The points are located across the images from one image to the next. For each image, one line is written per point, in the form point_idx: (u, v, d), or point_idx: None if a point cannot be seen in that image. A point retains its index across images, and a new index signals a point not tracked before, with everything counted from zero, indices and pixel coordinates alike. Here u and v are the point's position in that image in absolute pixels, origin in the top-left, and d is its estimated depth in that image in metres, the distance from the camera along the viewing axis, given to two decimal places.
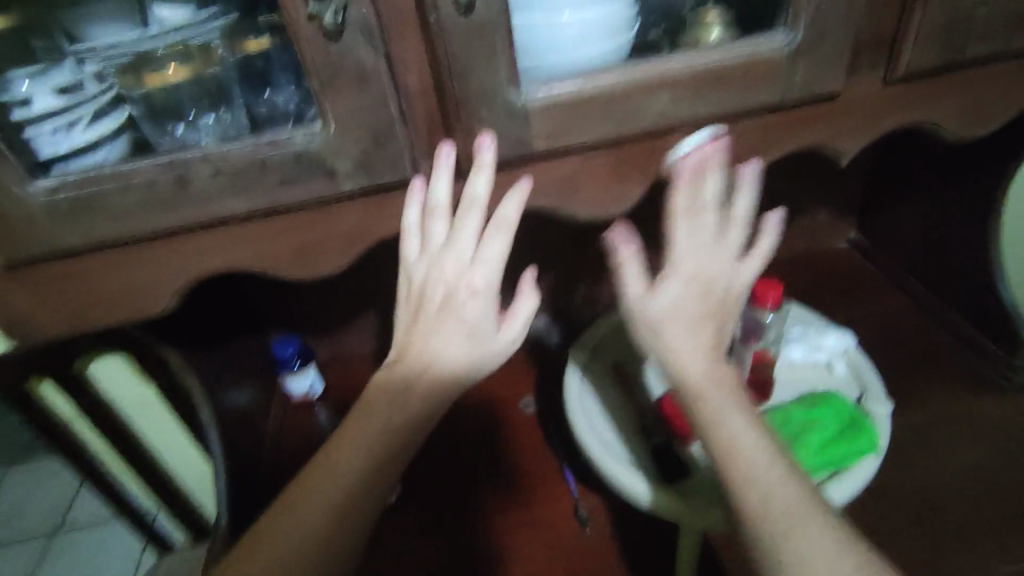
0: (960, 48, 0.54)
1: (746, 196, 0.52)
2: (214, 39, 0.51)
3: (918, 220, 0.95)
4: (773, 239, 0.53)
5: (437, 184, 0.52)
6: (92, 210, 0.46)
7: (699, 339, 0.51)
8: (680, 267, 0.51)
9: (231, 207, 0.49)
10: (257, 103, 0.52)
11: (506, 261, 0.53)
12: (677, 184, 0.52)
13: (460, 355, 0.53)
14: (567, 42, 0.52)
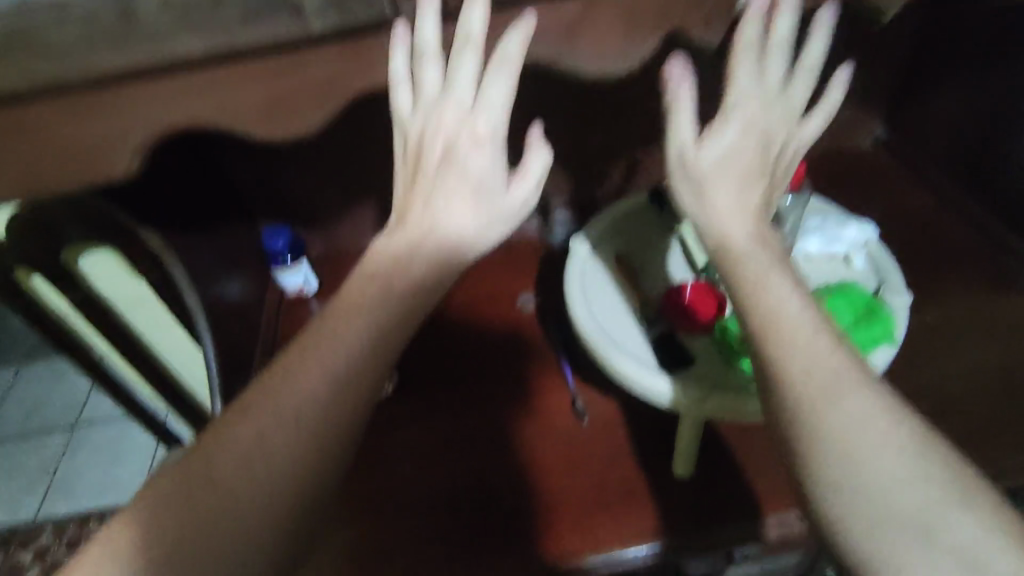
0: None
1: (825, 34, 0.50)
2: None
3: (959, 105, 0.88)
4: (839, 92, 0.53)
5: (425, 20, 0.45)
6: (31, 43, 0.45)
7: (745, 195, 0.50)
8: (736, 119, 0.50)
9: (186, 45, 0.46)
10: None
11: (512, 107, 0.46)
12: (744, 17, 0.49)
13: (465, 216, 0.46)
14: None
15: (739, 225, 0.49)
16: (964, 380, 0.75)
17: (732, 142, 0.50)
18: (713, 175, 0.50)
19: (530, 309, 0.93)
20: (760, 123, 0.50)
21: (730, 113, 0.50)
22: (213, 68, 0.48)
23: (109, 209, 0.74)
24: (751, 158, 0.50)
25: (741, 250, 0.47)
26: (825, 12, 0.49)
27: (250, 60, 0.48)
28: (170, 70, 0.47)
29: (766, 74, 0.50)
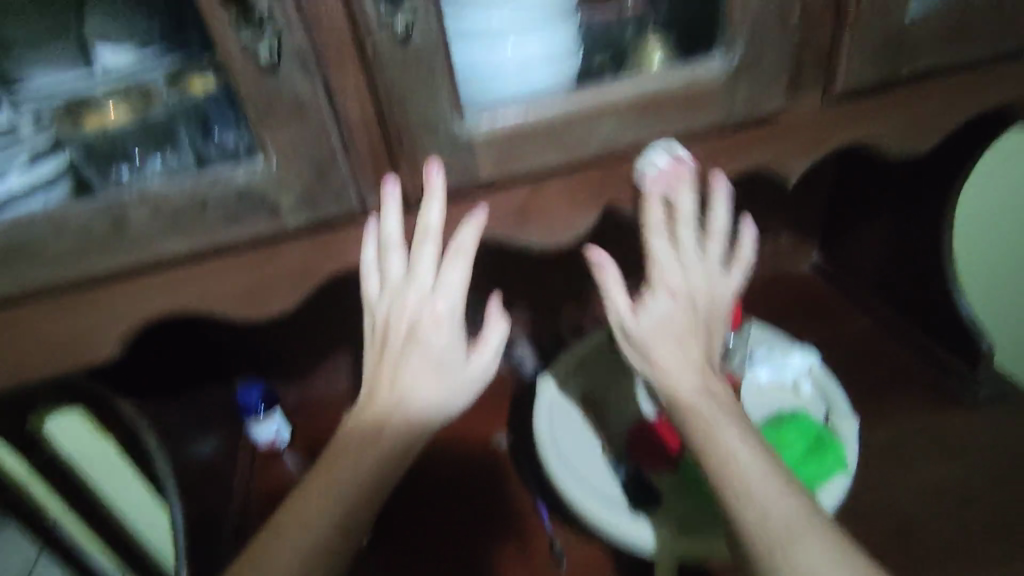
0: (893, 65, 0.56)
1: (723, 202, 0.57)
2: (154, 79, 0.55)
3: (878, 237, 0.98)
4: (750, 249, 0.60)
5: (388, 217, 0.51)
6: (28, 255, 0.49)
7: (685, 354, 0.55)
8: (663, 289, 0.56)
9: (174, 247, 0.51)
10: (203, 143, 0.56)
11: (468, 287, 0.52)
12: (647, 203, 0.56)
13: (431, 388, 0.51)
14: (511, 74, 0.53)
15: (687, 381, 0.53)
16: (917, 496, 0.78)
17: (663, 309, 0.56)
18: (653, 342, 0.55)
19: (505, 447, 0.92)
20: (684, 290, 0.56)
21: (656, 286, 0.56)
22: (200, 261, 0.53)
23: (84, 386, 0.74)
24: (683, 320, 0.56)
25: (691, 403, 0.52)
26: (720, 186, 0.57)
27: (233, 252, 0.53)
28: (160, 266, 0.52)
29: (680, 249, 0.57)
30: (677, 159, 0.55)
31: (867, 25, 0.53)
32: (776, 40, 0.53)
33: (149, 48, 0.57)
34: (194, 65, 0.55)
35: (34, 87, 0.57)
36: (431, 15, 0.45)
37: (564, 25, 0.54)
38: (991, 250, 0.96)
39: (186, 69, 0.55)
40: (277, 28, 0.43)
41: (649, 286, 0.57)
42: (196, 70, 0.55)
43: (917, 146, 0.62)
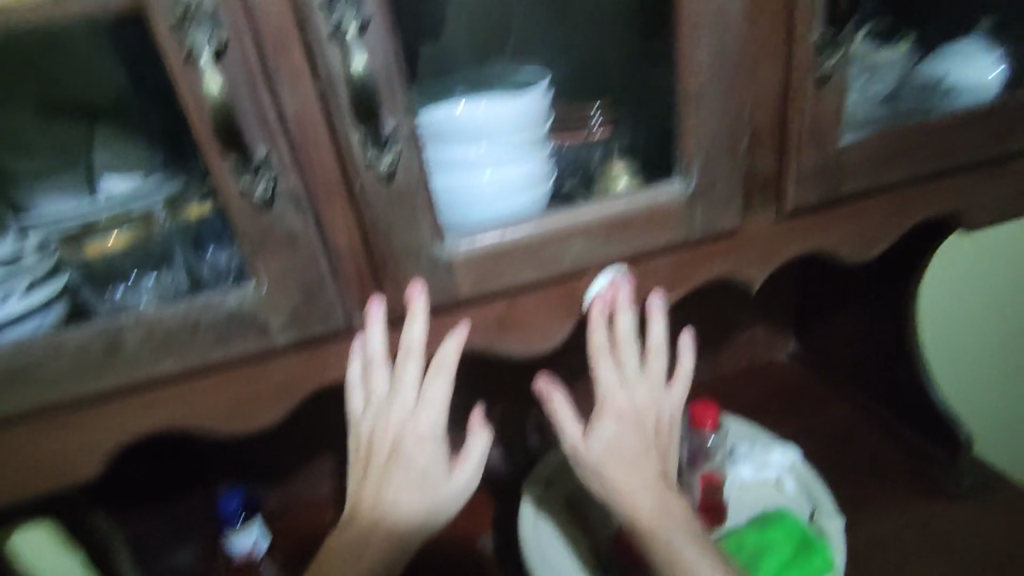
0: (836, 186, 0.61)
1: (662, 319, 0.61)
2: (156, 205, 0.59)
3: (847, 329, 1.02)
4: (690, 358, 0.65)
5: (373, 337, 0.53)
6: (21, 380, 0.50)
7: (639, 473, 0.58)
8: (610, 410, 0.60)
9: (165, 367, 0.52)
10: (198, 263, 0.58)
11: (450, 403, 0.55)
12: (592, 323, 0.59)
13: (415, 503, 0.54)
14: (489, 198, 0.57)
15: (644, 499, 0.57)
16: None
17: (611, 431, 0.59)
18: (606, 463, 0.58)
19: (491, 549, 0.88)
20: (630, 409, 0.60)
21: (603, 409, 0.60)
22: (189, 380, 0.54)
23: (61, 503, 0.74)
24: (632, 438, 0.59)
25: (650, 523, 0.57)
26: (656, 303, 0.61)
27: (221, 370, 0.55)
28: (149, 386, 0.53)
29: (622, 370, 0.61)
30: (615, 279, 0.60)
31: (810, 152, 0.59)
32: (728, 167, 0.58)
33: (151, 175, 0.60)
34: (191, 190, 0.58)
35: (40, 212, 0.59)
36: (414, 156, 0.50)
37: (538, 154, 0.59)
38: (954, 339, 1.00)
39: (185, 194, 0.58)
40: (272, 171, 0.47)
41: (597, 411, 0.60)
42: (195, 198, 0.57)
43: (865, 253, 0.67)
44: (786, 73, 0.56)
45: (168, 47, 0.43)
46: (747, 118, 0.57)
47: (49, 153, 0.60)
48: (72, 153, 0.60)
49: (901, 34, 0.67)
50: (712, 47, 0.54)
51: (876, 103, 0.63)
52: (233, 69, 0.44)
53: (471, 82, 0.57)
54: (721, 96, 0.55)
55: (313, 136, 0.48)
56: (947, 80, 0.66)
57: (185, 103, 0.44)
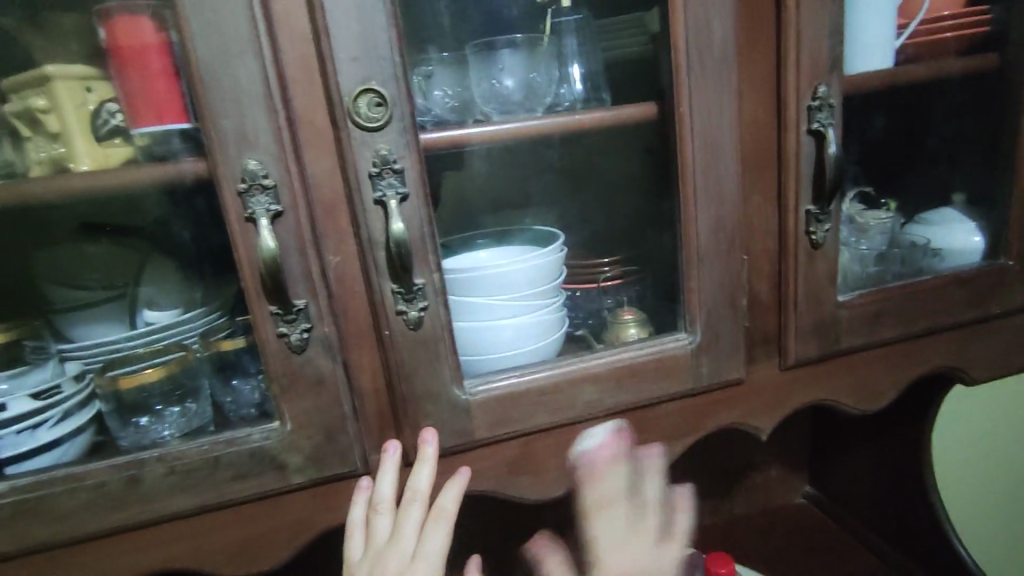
0: (835, 342, 0.65)
1: (658, 472, 0.54)
2: (191, 338, 0.62)
3: (861, 472, 1.00)
4: (688, 516, 0.53)
5: (383, 480, 0.54)
6: (39, 512, 0.50)
7: None
8: None
9: (180, 504, 0.53)
10: (222, 393, 0.62)
11: (447, 555, 0.54)
12: (595, 477, 0.52)
13: None
14: (506, 341, 0.60)
15: None
16: None
17: None
18: None
19: None
20: None
21: None
22: (201, 516, 0.55)
23: None
24: None
25: None
26: (648, 456, 0.55)
27: (234, 507, 0.55)
28: (161, 522, 0.54)
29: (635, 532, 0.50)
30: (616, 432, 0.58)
31: (807, 311, 0.63)
32: (731, 323, 0.62)
33: (189, 308, 0.62)
34: (224, 324, 0.60)
35: (76, 339, 0.61)
36: (440, 307, 0.54)
37: (552, 302, 0.63)
38: (975, 488, 0.97)
39: (218, 328, 0.61)
40: (309, 319, 0.51)
41: None
42: (228, 331, 0.60)
43: (865, 406, 0.69)
44: (780, 242, 0.62)
45: (230, 211, 0.48)
46: (746, 280, 0.62)
47: (94, 284, 0.61)
48: (118, 283, 0.62)
49: (887, 199, 0.72)
50: (713, 218, 0.59)
51: (867, 264, 0.68)
52: (285, 231, 0.49)
53: (491, 237, 0.61)
54: (722, 260, 0.60)
55: (349, 288, 0.52)
56: (931, 245, 0.71)
57: (238, 258, 0.49)
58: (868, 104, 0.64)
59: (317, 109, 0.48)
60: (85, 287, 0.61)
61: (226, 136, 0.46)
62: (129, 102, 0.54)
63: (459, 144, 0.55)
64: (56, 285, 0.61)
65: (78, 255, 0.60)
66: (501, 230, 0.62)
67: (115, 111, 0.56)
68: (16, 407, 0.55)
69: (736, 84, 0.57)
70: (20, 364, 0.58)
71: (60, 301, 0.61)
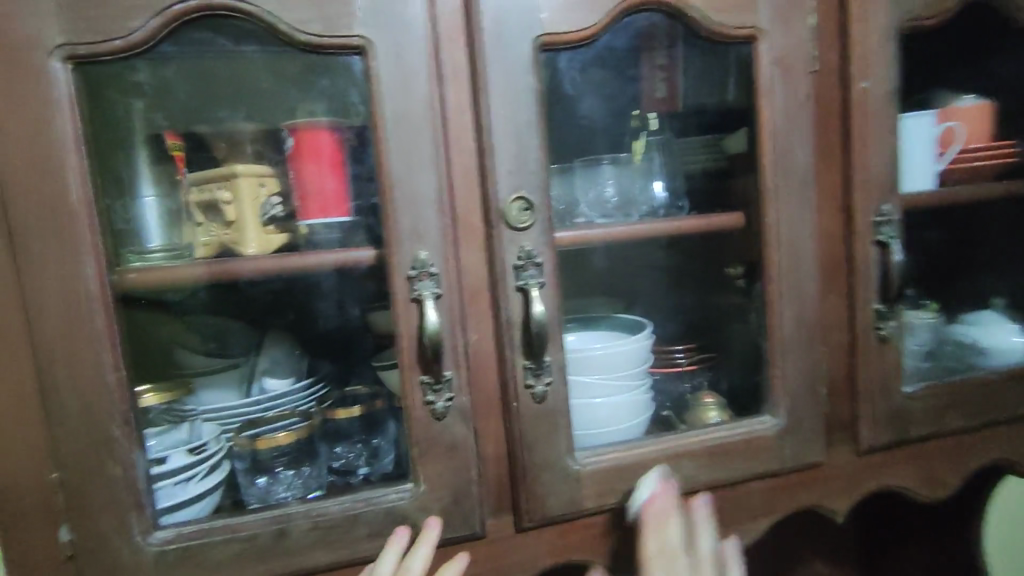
0: (903, 429, 0.71)
1: (708, 520, 0.66)
2: (310, 405, 0.65)
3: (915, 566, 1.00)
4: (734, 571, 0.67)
5: (384, 562, 0.57)
6: (196, 561, 0.56)
7: None
8: None
9: (317, 558, 0.58)
10: (333, 457, 0.64)
11: None
12: (645, 530, 0.62)
13: None
14: (604, 418, 0.67)
15: None
16: None
17: None
18: None
19: None
20: None
21: None
22: (332, 572, 0.59)
23: None
24: None
25: None
26: (697, 507, 0.66)
27: (363, 564, 0.60)
28: None
29: None
30: (661, 483, 0.63)
31: (878, 400, 0.70)
32: (810, 409, 0.68)
33: (303, 376, 0.65)
34: (339, 393, 0.65)
35: (202, 403, 0.64)
36: (562, 382, 0.61)
37: (639, 384, 0.69)
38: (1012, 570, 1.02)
39: (335, 396, 0.65)
40: (452, 389, 0.58)
41: None
42: (344, 400, 0.65)
43: (930, 493, 0.74)
44: (852, 337, 0.70)
45: (397, 293, 0.57)
46: (823, 371, 0.69)
47: (226, 353, 0.65)
48: (245, 349, 0.65)
49: (928, 300, 0.78)
50: (795, 314, 0.67)
51: (921, 360, 0.75)
52: (441, 312, 0.57)
53: (581, 320, 0.67)
54: (803, 351, 0.68)
55: (485, 364, 0.60)
56: (977, 343, 0.79)
57: (399, 333, 0.57)
58: (921, 220, 0.73)
59: (474, 211, 0.58)
60: (217, 355, 0.64)
61: (404, 231, 0.56)
62: (297, 194, 0.62)
63: (580, 242, 0.64)
64: (190, 351, 0.63)
65: (215, 325, 0.63)
66: (592, 316, 0.68)
67: (276, 203, 0.62)
68: (172, 462, 0.59)
69: (813, 201, 0.67)
70: (160, 425, 0.59)
71: (195, 366, 0.63)
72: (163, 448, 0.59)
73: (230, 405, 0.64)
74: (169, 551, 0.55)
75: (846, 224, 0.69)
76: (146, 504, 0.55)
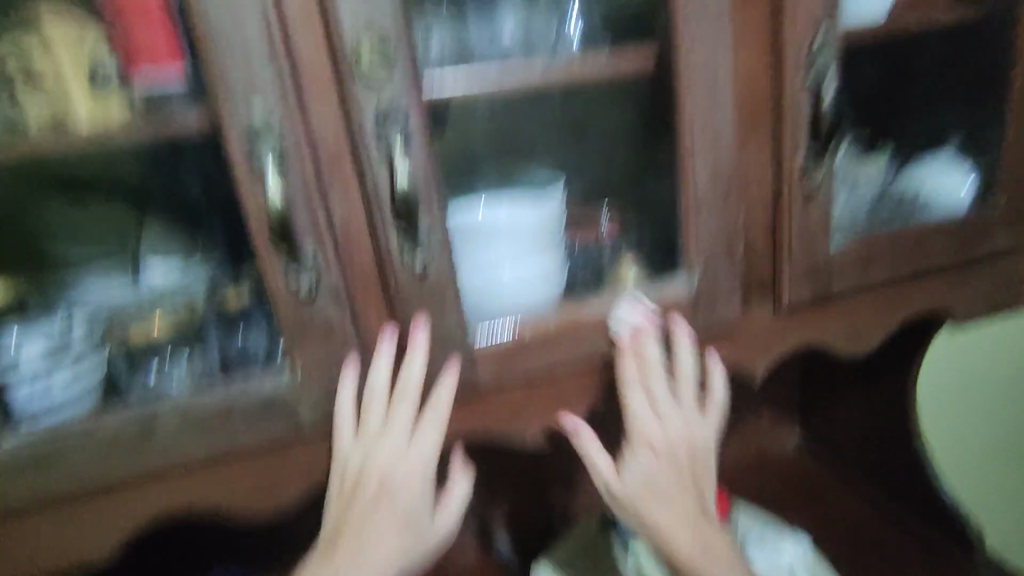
0: (826, 285, 0.67)
1: (653, 336, 0.62)
2: (197, 292, 0.58)
3: (848, 421, 1.02)
4: (721, 381, 0.66)
5: (376, 368, 0.56)
6: (54, 461, 0.53)
7: (673, 507, 0.63)
8: (640, 445, 0.64)
9: (192, 449, 0.55)
10: (230, 346, 0.57)
11: (441, 442, 0.58)
12: (621, 358, 0.62)
13: (398, 539, 0.57)
14: (505, 291, 0.61)
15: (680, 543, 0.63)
16: None
17: (647, 463, 0.63)
18: (640, 500, 0.63)
19: None
20: (663, 440, 0.64)
21: (637, 441, 0.64)
22: (215, 462, 0.57)
23: None
24: (666, 471, 0.63)
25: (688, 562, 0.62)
26: (678, 330, 0.63)
27: (245, 453, 0.57)
28: (179, 469, 0.56)
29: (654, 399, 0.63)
30: (641, 312, 0.62)
31: (801, 256, 0.65)
32: (725, 270, 0.64)
33: (191, 262, 0.59)
34: (228, 275, 0.57)
35: (83, 296, 0.57)
36: (445, 255, 0.56)
37: (552, 251, 0.63)
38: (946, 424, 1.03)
39: (222, 279, 0.58)
40: (318, 267, 0.53)
41: (631, 442, 0.64)
42: (234, 281, 0.57)
43: (855, 350, 0.72)
44: (776, 189, 0.64)
45: (239, 163, 0.50)
46: (742, 229, 0.64)
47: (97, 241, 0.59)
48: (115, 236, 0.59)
49: (880, 146, 0.72)
50: (711, 166, 0.61)
51: (858, 211, 0.69)
52: (292, 182, 0.51)
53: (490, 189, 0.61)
54: (718, 208, 0.62)
55: (356, 238, 0.54)
56: (920, 194, 0.72)
57: (247, 210, 0.51)
58: (862, 53, 0.65)
59: (321, 60, 0.50)
60: (86, 244, 0.59)
61: (235, 87, 0.48)
62: (125, 50, 0.51)
63: (461, 95, 0.55)
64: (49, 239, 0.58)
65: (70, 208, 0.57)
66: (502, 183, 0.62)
67: (108, 60, 0.52)
68: (29, 353, 0.54)
69: (732, 33, 0.58)
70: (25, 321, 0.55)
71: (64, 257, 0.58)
72: (17, 346, 0.54)
73: (112, 296, 0.58)
74: (26, 450, 0.52)
75: (772, 60, 0.60)
76: None
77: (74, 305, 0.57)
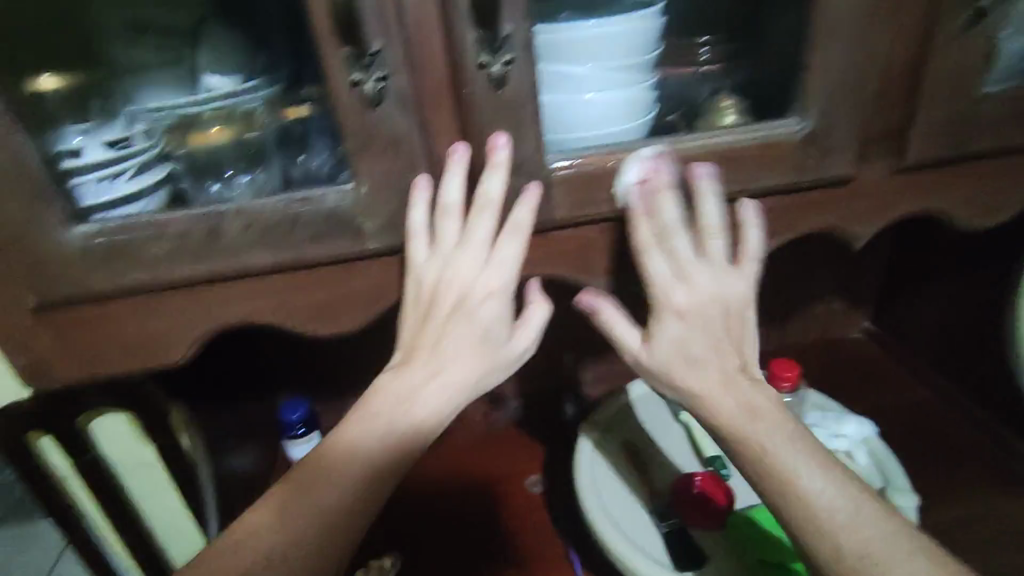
0: (968, 138, 0.57)
1: (711, 192, 0.54)
2: (258, 106, 0.56)
3: (935, 308, 0.94)
4: (755, 231, 0.56)
5: (450, 184, 0.52)
6: (123, 255, 0.52)
7: (718, 367, 0.54)
8: (670, 310, 0.54)
9: (257, 257, 0.53)
10: (292, 165, 0.55)
11: (522, 261, 0.54)
12: (633, 219, 0.54)
13: (473, 355, 0.54)
14: (588, 119, 0.55)
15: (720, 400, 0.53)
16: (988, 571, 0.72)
17: (676, 332, 0.54)
18: (674, 368, 0.54)
19: (540, 491, 0.84)
20: (692, 304, 0.54)
21: (663, 310, 0.55)
22: (278, 274, 0.55)
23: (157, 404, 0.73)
24: (713, 331, 0.54)
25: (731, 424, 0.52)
26: (702, 176, 0.54)
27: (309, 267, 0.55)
28: (245, 276, 0.55)
29: (705, 256, 0.55)
30: (655, 160, 0.54)
31: (944, 98, 0.55)
32: (849, 109, 0.55)
33: (252, 75, 0.56)
34: (292, 92, 0.55)
35: (140, 101, 0.55)
36: (528, 65, 0.50)
37: (642, 80, 0.56)
38: None
39: (284, 96, 0.56)
40: (385, 66, 0.48)
41: (655, 314, 0.55)
42: (295, 98, 0.55)
43: (977, 223, 0.62)
44: (931, 10, 0.52)
45: None
46: (879, 60, 0.53)
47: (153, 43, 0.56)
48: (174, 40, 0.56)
49: None
50: None
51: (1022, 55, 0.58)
52: None
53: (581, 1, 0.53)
54: (853, 29, 0.52)
55: (429, 37, 0.48)
56: None
57: None
58: None
59: None
60: (143, 46, 0.56)
61: None
62: None
63: None
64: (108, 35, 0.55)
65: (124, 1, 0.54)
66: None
67: None
68: (89, 154, 0.52)
69: None
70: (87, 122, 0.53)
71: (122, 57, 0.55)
72: (79, 141, 0.52)
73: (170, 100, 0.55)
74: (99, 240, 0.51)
75: None
76: (62, 196, 0.51)
77: (134, 113, 0.55)
